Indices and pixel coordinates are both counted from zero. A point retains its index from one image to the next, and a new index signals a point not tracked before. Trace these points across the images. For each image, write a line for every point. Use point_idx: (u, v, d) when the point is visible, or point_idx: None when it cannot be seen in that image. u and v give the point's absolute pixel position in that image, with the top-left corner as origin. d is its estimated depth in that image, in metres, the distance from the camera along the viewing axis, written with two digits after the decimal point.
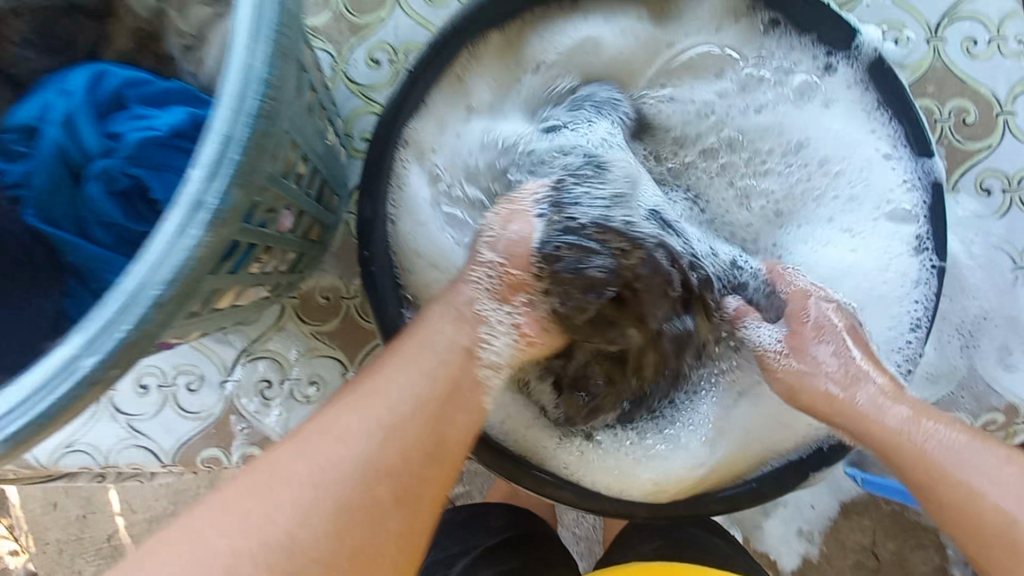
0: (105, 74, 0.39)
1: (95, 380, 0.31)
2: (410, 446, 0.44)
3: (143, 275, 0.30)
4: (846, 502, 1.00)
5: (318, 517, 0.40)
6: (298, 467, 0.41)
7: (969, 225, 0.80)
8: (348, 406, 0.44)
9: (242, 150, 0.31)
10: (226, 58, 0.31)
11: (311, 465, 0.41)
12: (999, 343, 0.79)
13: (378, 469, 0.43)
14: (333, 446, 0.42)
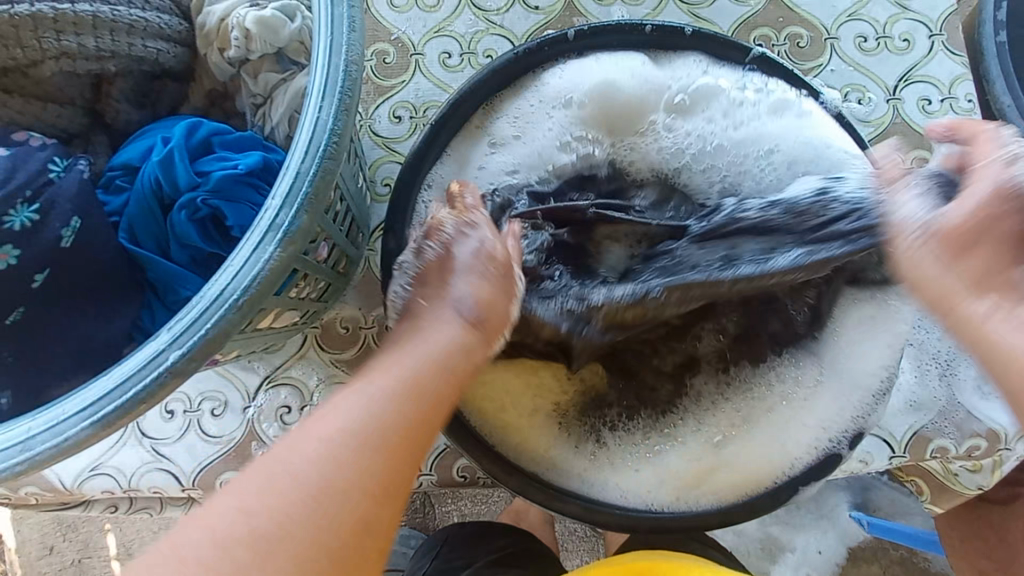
0: (197, 124, 0.47)
1: (177, 370, 0.36)
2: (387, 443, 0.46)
3: (226, 282, 0.37)
4: (854, 549, 1.02)
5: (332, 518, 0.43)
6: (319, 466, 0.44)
7: None
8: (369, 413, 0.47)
9: (311, 183, 0.38)
10: (305, 115, 0.39)
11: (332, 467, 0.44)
12: (976, 374, 0.84)
13: (351, 479, 0.44)
14: (314, 461, 0.44)
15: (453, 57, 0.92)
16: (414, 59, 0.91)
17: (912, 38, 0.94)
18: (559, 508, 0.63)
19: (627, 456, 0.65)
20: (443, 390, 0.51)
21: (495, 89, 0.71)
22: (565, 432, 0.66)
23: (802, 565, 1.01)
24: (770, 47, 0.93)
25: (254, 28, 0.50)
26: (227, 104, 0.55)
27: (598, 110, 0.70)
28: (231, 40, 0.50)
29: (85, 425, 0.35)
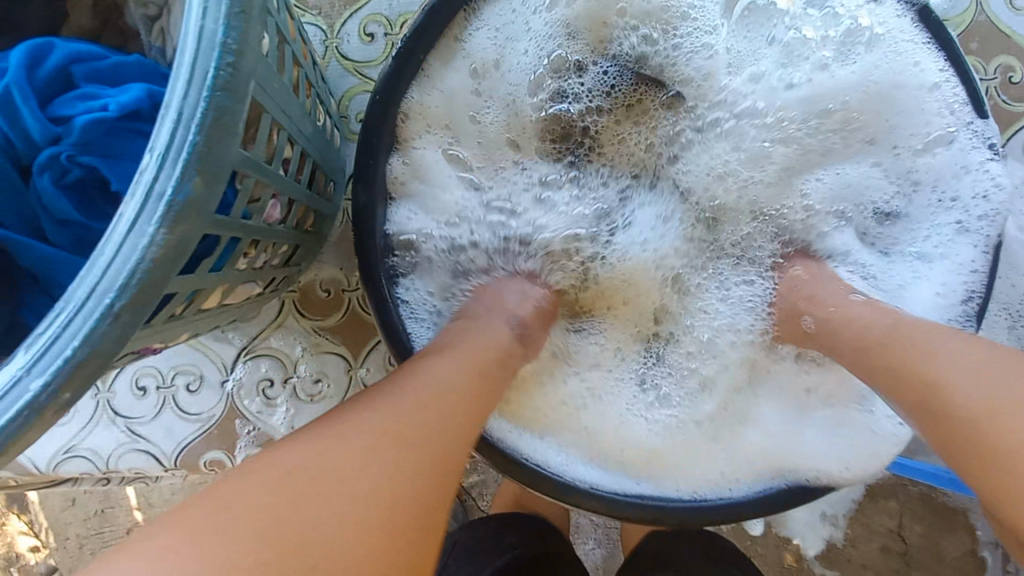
0: (46, 47, 0.34)
1: (42, 406, 0.27)
2: (403, 428, 0.37)
3: (94, 281, 0.26)
4: (873, 485, 0.95)
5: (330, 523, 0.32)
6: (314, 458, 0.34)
7: (1016, 194, 0.74)
8: (380, 400, 0.38)
9: (202, 131, 0.26)
10: (180, 24, 0.26)
11: (328, 460, 0.34)
12: None
13: (431, 471, 0.37)
14: (391, 445, 0.36)
15: None
16: None
17: None
18: (574, 501, 0.55)
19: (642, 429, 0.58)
20: (487, 392, 0.45)
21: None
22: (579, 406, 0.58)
23: (817, 503, 0.96)
24: None
25: None
26: (123, 21, 0.42)
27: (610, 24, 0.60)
28: None
29: None
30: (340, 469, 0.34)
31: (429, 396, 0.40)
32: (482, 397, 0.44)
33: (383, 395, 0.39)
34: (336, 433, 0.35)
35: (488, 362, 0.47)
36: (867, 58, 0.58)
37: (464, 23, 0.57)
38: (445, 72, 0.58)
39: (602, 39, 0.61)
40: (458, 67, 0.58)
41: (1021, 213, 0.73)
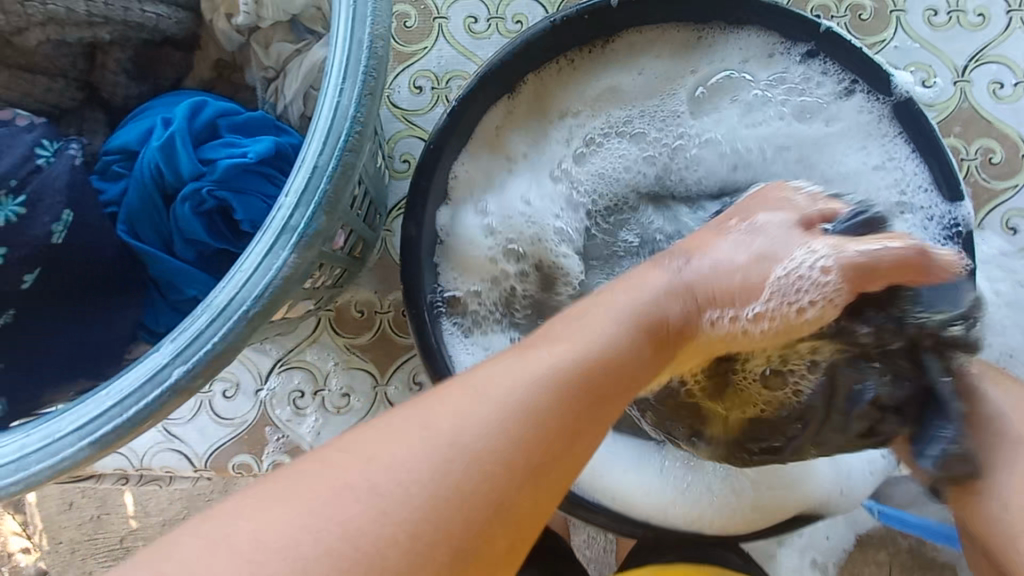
0: (201, 104, 0.44)
1: (181, 389, 0.33)
2: (499, 451, 0.32)
3: (235, 291, 0.33)
4: (863, 536, 0.99)
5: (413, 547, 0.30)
6: (405, 461, 0.32)
7: (994, 263, 0.82)
8: (485, 400, 0.34)
9: (330, 179, 0.34)
10: (320, 97, 0.34)
11: (409, 471, 0.31)
12: None
13: (515, 502, 0.32)
14: (481, 469, 0.32)
15: (480, 22, 0.84)
16: (437, 23, 0.84)
17: (988, 13, 0.85)
18: (584, 516, 0.61)
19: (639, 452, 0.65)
20: (604, 405, 0.37)
21: (524, 66, 0.65)
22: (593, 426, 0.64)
23: (808, 549, 1.00)
24: (828, 18, 0.84)
25: None
26: (237, 76, 0.50)
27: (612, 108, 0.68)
28: (239, 5, 0.45)
29: (83, 446, 0.32)
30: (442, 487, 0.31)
31: (545, 401, 0.34)
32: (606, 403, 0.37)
33: (490, 391, 0.34)
34: (427, 433, 0.33)
35: (625, 361, 0.38)
36: (830, 146, 0.66)
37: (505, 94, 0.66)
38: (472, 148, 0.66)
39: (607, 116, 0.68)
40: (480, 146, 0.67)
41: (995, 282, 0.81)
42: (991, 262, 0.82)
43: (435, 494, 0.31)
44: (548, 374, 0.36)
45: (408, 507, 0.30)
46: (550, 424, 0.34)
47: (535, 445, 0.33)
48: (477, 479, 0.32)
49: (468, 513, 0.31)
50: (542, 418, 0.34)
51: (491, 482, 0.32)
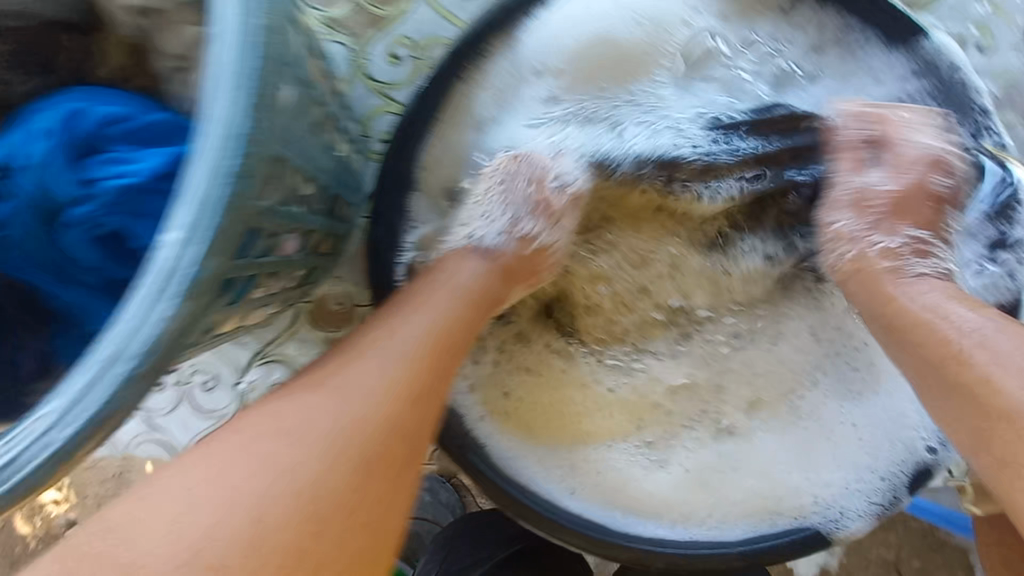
0: (77, 109, 0.34)
1: (66, 453, 0.29)
2: (364, 411, 0.45)
3: (114, 348, 0.28)
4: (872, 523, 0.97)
5: (273, 523, 0.39)
6: (253, 448, 0.41)
7: None
8: (323, 383, 0.46)
9: (219, 213, 0.28)
10: (202, 114, 0.28)
11: (259, 461, 0.41)
12: None
13: (376, 451, 0.44)
14: (334, 444, 0.43)
15: None
16: None
17: None
18: (561, 537, 0.56)
19: (625, 461, 0.60)
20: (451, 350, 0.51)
21: (481, 41, 0.59)
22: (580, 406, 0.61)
23: None
24: None
25: None
26: None
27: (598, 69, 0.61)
28: None
29: None
30: (291, 477, 0.41)
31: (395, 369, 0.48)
32: (443, 370, 0.50)
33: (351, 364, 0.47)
34: (281, 420, 0.43)
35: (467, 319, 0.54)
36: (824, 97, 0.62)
37: (475, 65, 0.59)
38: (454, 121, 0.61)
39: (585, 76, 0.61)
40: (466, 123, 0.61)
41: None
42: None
43: (278, 475, 0.41)
44: (371, 345, 0.49)
45: (274, 497, 0.40)
46: (410, 369, 0.48)
47: (375, 417, 0.45)
48: (317, 451, 0.42)
49: (333, 483, 0.42)
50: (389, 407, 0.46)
51: (357, 451, 0.43)
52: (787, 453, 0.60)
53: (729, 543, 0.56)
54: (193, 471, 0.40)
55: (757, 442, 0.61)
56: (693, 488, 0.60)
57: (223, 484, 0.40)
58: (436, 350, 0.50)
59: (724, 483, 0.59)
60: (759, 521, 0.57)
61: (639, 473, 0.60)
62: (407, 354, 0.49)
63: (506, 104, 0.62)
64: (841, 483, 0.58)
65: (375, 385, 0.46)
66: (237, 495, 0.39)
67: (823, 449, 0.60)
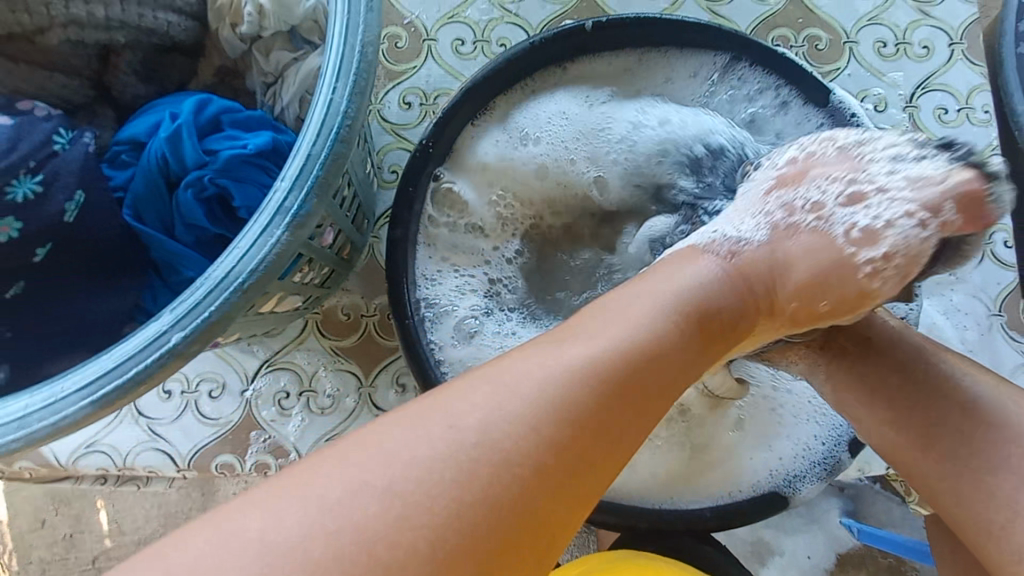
0: (207, 101, 0.48)
1: (178, 352, 0.36)
2: (538, 491, 0.38)
3: (232, 265, 0.36)
4: (843, 554, 1.06)
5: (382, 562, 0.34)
6: (350, 459, 0.38)
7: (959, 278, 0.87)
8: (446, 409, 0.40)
9: (323, 166, 0.38)
10: (315, 98, 0.39)
11: (415, 478, 0.37)
12: None
13: (504, 530, 0.37)
14: (481, 483, 0.37)
15: (466, 44, 0.90)
16: (426, 45, 0.90)
17: (932, 45, 0.93)
18: None
19: None
20: (603, 437, 0.41)
21: (490, 90, 0.72)
22: None
23: (790, 568, 1.05)
24: (788, 48, 0.91)
25: (267, 5, 0.48)
26: (237, 82, 0.55)
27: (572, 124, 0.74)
28: (244, 15, 0.49)
29: (84, 403, 0.35)
30: (424, 513, 0.36)
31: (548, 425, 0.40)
32: (643, 406, 0.43)
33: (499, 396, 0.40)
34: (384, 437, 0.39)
35: (652, 378, 0.44)
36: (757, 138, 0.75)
37: (482, 112, 0.73)
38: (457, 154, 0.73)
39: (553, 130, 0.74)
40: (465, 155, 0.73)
41: (937, 312, 0.86)
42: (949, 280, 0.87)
43: (428, 498, 0.36)
44: (511, 386, 0.41)
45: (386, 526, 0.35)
46: (569, 434, 0.40)
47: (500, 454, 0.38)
48: (447, 495, 0.36)
49: (466, 520, 0.36)
50: (521, 456, 0.38)
51: (497, 499, 0.37)
52: (731, 430, 0.67)
53: (694, 508, 0.63)
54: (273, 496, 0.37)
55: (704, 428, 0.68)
56: (667, 478, 0.65)
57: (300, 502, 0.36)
58: (595, 428, 0.41)
59: (694, 468, 0.66)
60: (722, 493, 0.64)
61: (619, 466, 0.65)
62: (580, 406, 0.40)
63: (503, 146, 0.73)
64: (787, 452, 0.66)
65: (523, 414, 0.39)
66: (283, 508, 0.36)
67: (767, 421, 0.68)
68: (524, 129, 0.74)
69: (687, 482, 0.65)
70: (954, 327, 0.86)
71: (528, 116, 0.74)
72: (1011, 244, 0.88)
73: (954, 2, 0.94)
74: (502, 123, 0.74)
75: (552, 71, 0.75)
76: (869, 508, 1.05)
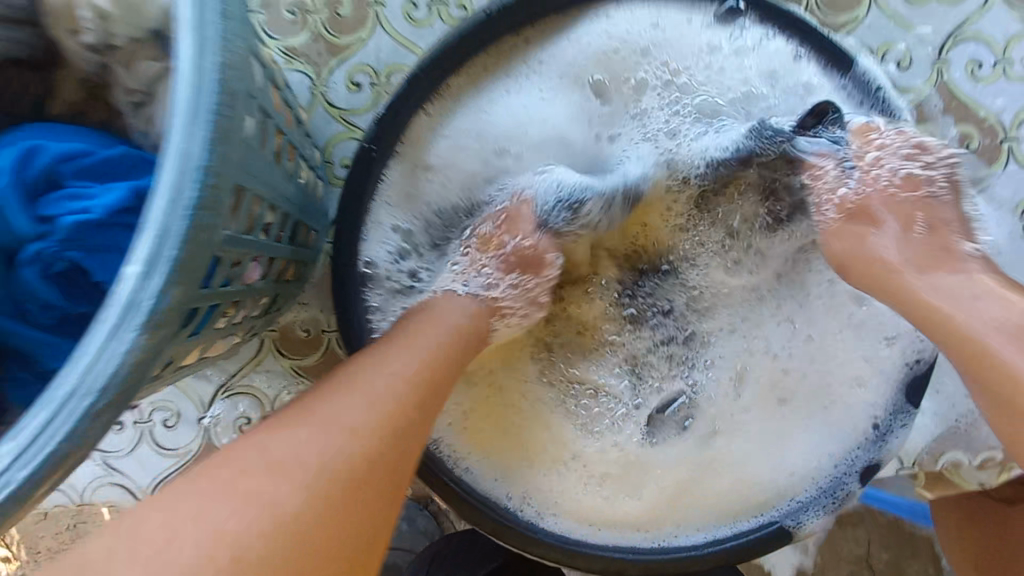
0: (36, 148, 0.37)
1: (20, 499, 0.28)
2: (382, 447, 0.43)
3: (75, 381, 0.28)
4: None
5: (272, 530, 0.37)
6: (278, 443, 0.40)
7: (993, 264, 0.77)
8: (340, 390, 0.44)
9: (180, 243, 0.29)
10: (161, 145, 0.29)
11: (309, 446, 0.40)
12: None
13: (352, 486, 0.40)
14: (349, 445, 0.41)
15: (419, 7, 0.77)
16: (373, 12, 0.77)
17: None
18: (537, 550, 0.56)
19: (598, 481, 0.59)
20: (415, 410, 0.46)
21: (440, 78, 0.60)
22: (556, 438, 0.60)
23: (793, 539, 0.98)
24: None
25: (110, 6, 0.37)
26: None
27: (530, 122, 0.65)
28: (84, 21, 0.38)
29: None
30: (307, 478, 0.39)
31: (382, 402, 0.44)
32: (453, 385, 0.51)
33: (380, 360, 0.47)
34: (296, 424, 0.42)
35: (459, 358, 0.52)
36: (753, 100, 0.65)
37: (434, 101, 0.61)
38: (403, 167, 0.62)
39: (505, 131, 0.64)
40: (412, 172, 0.63)
41: None
42: None
43: (325, 466, 0.40)
44: (380, 365, 0.47)
45: (278, 483, 0.38)
46: (395, 414, 0.45)
47: (368, 420, 0.43)
48: (341, 462, 0.41)
49: (343, 480, 0.40)
50: (344, 432, 0.42)
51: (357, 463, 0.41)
52: (750, 456, 0.60)
53: (696, 547, 0.57)
54: (203, 494, 0.37)
55: (716, 450, 0.60)
56: (660, 499, 0.59)
57: (230, 496, 0.37)
58: (424, 401, 0.47)
59: (692, 488, 0.59)
60: (719, 525, 0.58)
61: (609, 493, 0.59)
62: (432, 372, 0.49)
63: (458, 159, 0.64)
64: (800, 474, 0.59)
65: (374, 401, 0.44)
66: (242, 494, 0.38)
67: (784, 442, 0.60)
68: (474, 138, 0.64)
69: (683, 516, 0.58)
70: None
71: (484, 119, 0.64)
72: None
73: None
74: (460, 128, 0.63)
75: (532, 47, 0.63)
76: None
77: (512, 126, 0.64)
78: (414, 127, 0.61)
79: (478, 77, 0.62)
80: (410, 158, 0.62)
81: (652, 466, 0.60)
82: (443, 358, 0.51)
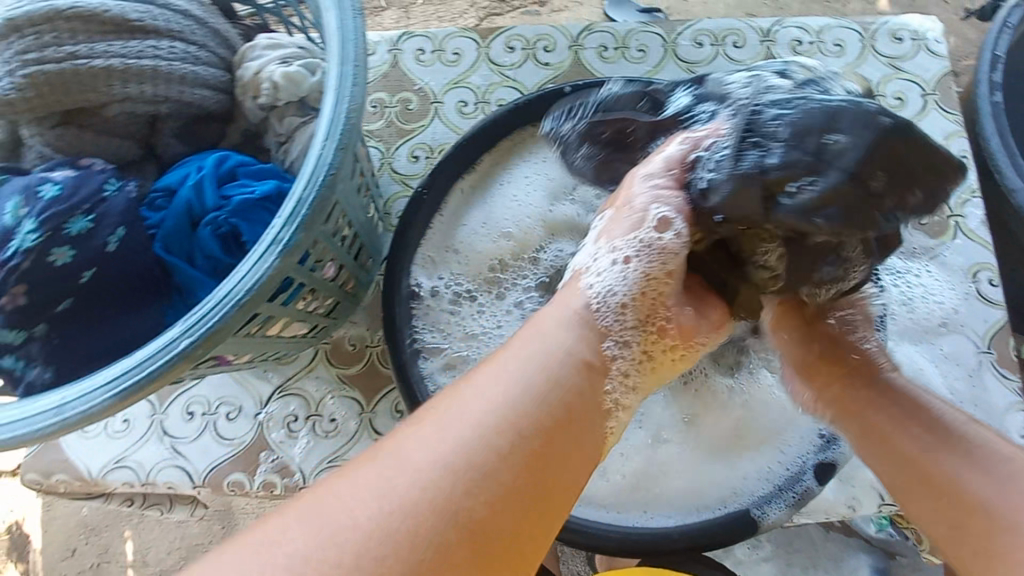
0: (225, 157, 0.61)
1: (186, 356, 0.44)
2: (503, 483, 0.46)
3: (234, 283, 0.45)
4: None
5: (408, 552, 0.42)
6: (410, 456, 0.46)
7: (953, 320, 0.88)
8: (456, 418, 0.48)
9: (310, 207, 0.46)
10: (309, 150, 0.48)
11: (433, 469, 0.45)
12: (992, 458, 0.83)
13: (472, 521, 0.44)
14: (469, 479, 0.45)
15: (469, 105, 1.02)
16: (434, 106, 1.02)
17: (905, 96, 0.98)
18: None
19: (584, 467, 0.70)
20: (543, 444, 0.48)
21: (476, 149, 0.82)
22: None
23: None
24: None
25: (280, 81, 0.60)
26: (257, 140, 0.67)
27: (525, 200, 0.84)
28: (262, 89, 0.61)
29: (107, 396, 0.43)
30: (434, 503, 0.44)
31: (494, 437, 0.47)
32: (577, 421, 0.51)
33: (494, 386, 0.50)
34: (421, 446, 0.47)
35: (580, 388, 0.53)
36: None
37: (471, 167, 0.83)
38: (442, 220, 0.82)
39: (513, 202, 0.84)
40: (446, 229, 0.83)
41: (926, 357, 0.86)
42: (939, 328, 0.88)
43: (447, 496, 0.44)
44: (498, 392, 0.50)
45: (403, 509, 0.43)
46: (513, 447, 0.47)
47: (484, 453, 0.46)
48: (460, 491, 0.44)
49: (470, 514, 0.44)
50: (463, 463, 0.46)
51: (479, 494, 0.45)
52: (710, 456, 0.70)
53: (667, 530, 0.66)
54: (349, 503, 0.44)
55: (676, 449, 0.71)
56: (634, 486, 0.69)
57: (371, 513, 0.43)
58: (543, 435, 0.49)
59: (660, 479, 0.69)
60: (687, 513, 0.67)
61: (588, 477, 0.70)
62: (550, 405, 0.50)
63: (481, 223, 0.83)
64: (752, 473, 0.69)
65: (492, 433, 0.47)
66: (377, 512, 0.43)
67: (739, 450, 0.71)
68: (487, 210, 0.84)
69: (653, 505, 0.68)
70: (943, 376, 0.86)
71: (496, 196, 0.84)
72: (997, 283, 0.89)
73: (925, 57, 1.00)
74: (477, 203, 0.83)
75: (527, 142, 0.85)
76: (895, 558, 1.02)
77: (510, 203, 0.84)
78: (452, 188, 0.82)
79: (498, 158, 0.84)
80: (448, 215, 0.83)
81: (626, 459, 0.70)
82: (562, 390, 0.51)
